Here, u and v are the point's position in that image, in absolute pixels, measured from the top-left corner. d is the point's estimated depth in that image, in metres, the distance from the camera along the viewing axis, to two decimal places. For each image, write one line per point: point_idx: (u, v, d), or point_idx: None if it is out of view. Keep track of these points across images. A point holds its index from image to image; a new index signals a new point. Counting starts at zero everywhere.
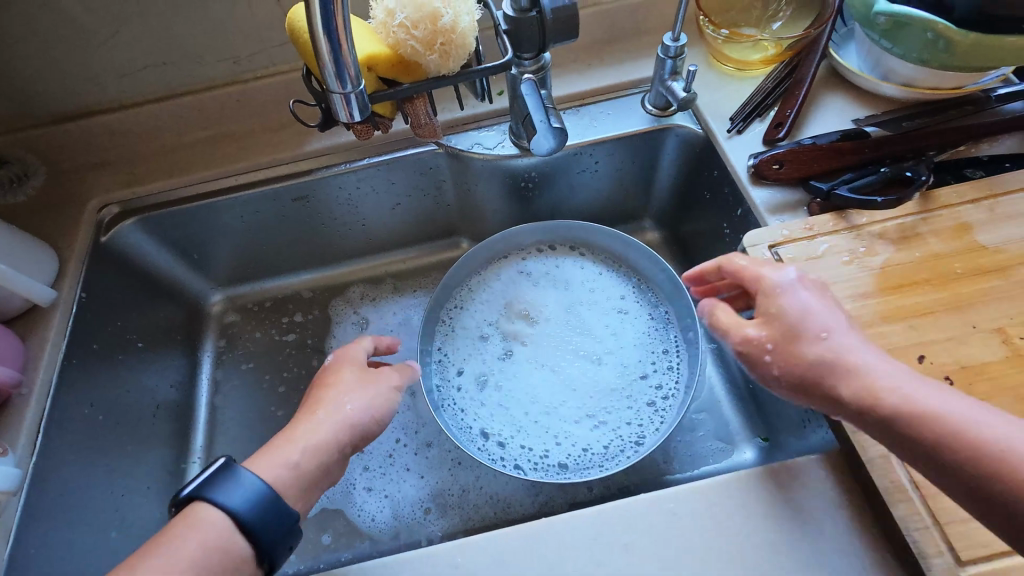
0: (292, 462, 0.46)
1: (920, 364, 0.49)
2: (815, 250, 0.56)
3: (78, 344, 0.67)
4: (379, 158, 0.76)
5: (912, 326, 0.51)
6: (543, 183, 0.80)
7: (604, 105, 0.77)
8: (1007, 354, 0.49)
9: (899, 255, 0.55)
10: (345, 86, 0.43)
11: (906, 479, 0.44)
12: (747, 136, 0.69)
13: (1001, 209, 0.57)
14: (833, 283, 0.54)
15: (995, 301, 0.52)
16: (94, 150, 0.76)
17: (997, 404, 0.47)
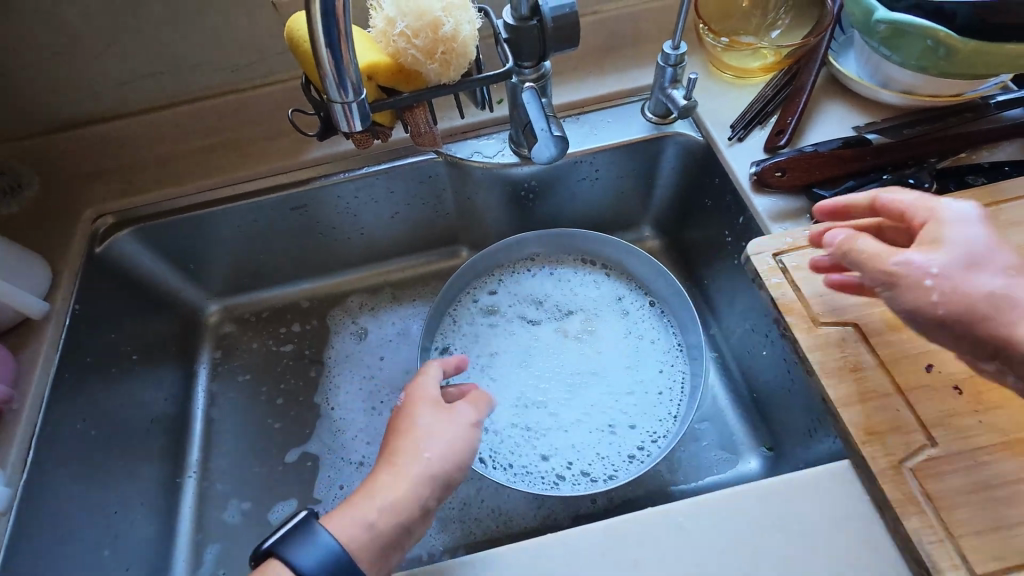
0: (367, 522, 0.45)
1: (929, 372, 0.49)
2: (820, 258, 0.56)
3: (71, 357, 0.66)
4: (378, 166, 0.75)
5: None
6: (543, 191, 0.80)
7: (605, 114, 0.77)
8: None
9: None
10: (346, 95, 0.43)
11: (917, 490, 0.44)
12: (749, 143, 0.68)
13: (1005, 216, 0.56)
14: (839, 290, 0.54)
15: None
16: (86, 159, 0.75)
17: (1008, 413, 0.46)
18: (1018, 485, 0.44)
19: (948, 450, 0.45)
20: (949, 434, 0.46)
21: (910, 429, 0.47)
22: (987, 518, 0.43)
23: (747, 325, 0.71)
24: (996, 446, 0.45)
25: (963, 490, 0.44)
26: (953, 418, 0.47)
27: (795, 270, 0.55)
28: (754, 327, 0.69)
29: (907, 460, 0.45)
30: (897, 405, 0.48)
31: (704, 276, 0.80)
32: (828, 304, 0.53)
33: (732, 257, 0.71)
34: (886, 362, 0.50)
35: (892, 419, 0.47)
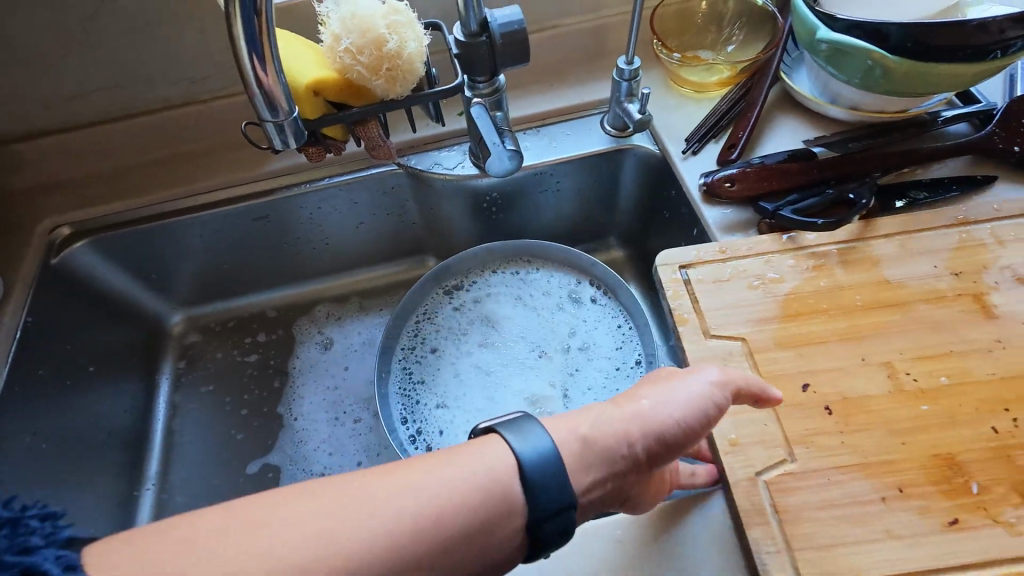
0: (580, 435, 0.41)
1: (803, 392, 0.51)
2: (722, 271, 0.58)
3: (21, 371, 0.66)
4: (338, 178, 0.76)
5: (800, 354, 0.53)
6: (505, 204, 0.81)
7: (566, 126, 0.78)
8: (891, 389, 0.50)
9: (805, 284, 0.56)
10: (276, 115, 0.45)
11: (767, 500, 0.46)
12: (702, 157, 0.70)
13: (914, 246, 0.58)
14: (737, 306, 0.55)
15: (892, 333, 0.53)
16: (44, 170, 0.74)
17: (870, 437, 0.48)
18: (867, 506, 0.45)
19: (806, 467, 0.47)
20: (808, 450, 0.48)
21: (775, 443, 0.48)
22: (828, 534, 0.44)
23: None
24: (854, 467, 0.47)
25: (811, 504, 0.45)
26: (816, 436, 0.49)
27: (697, 283, 0.57)
28: None
29: (765, 471, 0.47)
30: (768, 419, 0.50)
31: None
32: (722, 318, 0.55)
33: None
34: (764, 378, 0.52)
35: (759, 433, 0.49)
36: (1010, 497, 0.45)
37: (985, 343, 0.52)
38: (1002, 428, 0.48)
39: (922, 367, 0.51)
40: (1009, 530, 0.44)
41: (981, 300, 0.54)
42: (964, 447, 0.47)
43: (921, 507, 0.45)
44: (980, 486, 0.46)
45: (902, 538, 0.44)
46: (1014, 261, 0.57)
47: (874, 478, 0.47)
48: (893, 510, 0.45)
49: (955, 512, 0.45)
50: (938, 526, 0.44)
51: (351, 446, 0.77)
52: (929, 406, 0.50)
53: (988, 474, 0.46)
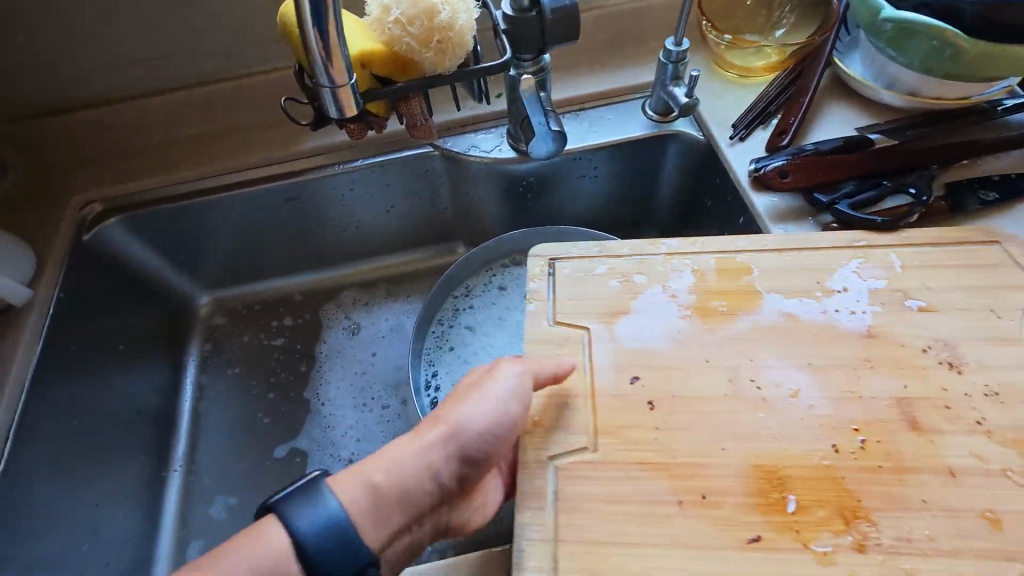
0: (371, 483, 0.40)
1: (628, 384, 0.47)
2: (591, 262, 0.55)
3: (55, 347, 0.65)
4: (372, 159, 0.74)
5: (638, 345, 0.49)
6: (541, 189, 0.79)
7: (605, 110, 0.76)
8: (726, 391, 0.46)
9: (674, 285, 0.52)
10: (333, 81, 0.43)
11: (551, 486, 0.44)
12: (749, 144, 0.67)
13: (797, 259, 0.53)
14: (597, 297, 0.52)
15: (737, 337, 0.49)
16: (78, 145, 0.73)
17: (690, 436, 0.44)
18: (655, 506, 0.42)
19: (604, 458, 0.44)
20: (613, 442, 0.45)
21: (578, 432, 0.46)
22: (603, 530, 0.41)
23: None
24: (652, 467, 0.43)
25: (596, 496, 0.42)
26: (625, 428, 0.45)
27: (563, 271, 0.54)
28: None
29: (557, 457, 0.45)
30: (582, 406, 0.47)
31: None
32: (576, 305, 0.52)
33: None
34: (592, 369, 0.49)
35: (565, 420, 0.46)
36: (832, 521, 0.40)
37: (857, 360, 0.47)
38: (852, 450, 0.43)
39: (784, 377, 0.47)
40: (819, 558, 0.39)
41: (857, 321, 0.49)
42: (794, 461, 0.43)
43: (728, 520, 0.41)
44: (799, 505, 0.41)
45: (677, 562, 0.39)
46: (920, 288, 0.50)
47: (674, 480, 0.43)
48: (687, 517, 0.41)
49: (755, 528, 0.40)
50: (739, 543, 0.40)
51: (379, 433, 0.76)
52: (767, 416, 0.45)
53: (812, 494, 0.41)
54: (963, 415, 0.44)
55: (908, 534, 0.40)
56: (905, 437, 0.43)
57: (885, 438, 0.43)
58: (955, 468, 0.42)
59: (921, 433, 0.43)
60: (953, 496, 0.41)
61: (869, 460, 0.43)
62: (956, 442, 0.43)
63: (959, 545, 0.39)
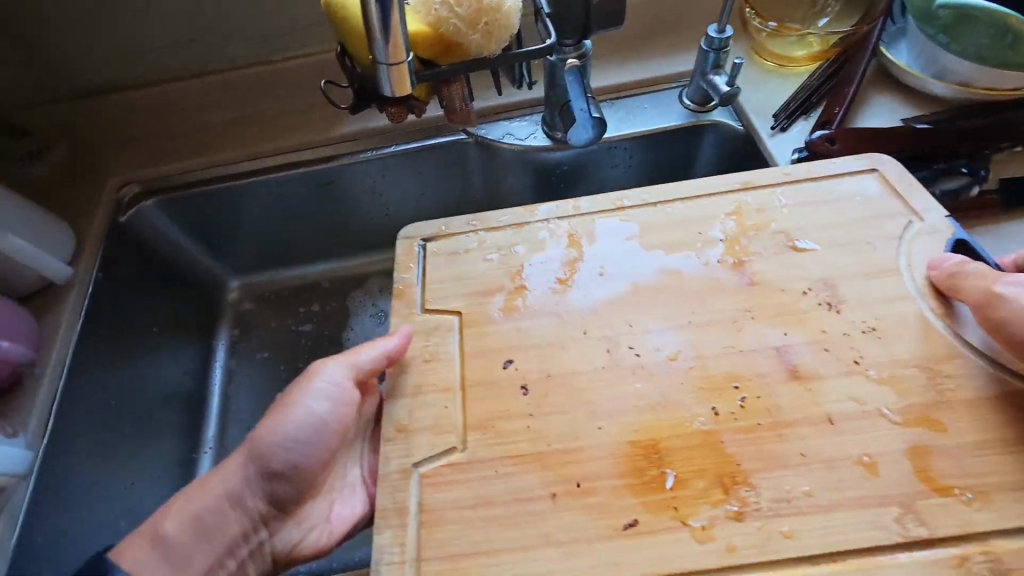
0: (154, 535, 0.50)
1: (501, 368, 0.48)
2: (460, 244, 0.56)
3: (93, 327, 0.65)
4: (405, 146, 0.73)
5: (515, 329, 0.50)
6: (574, 179, 0.78)
7: (642, 99, 0.75)
8: (603, 363, 0.48)
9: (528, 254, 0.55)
10: (393, 55, 0.42)
11: (412, 500, 0.43)
12: (791, 134, 0.66)
13: (671, 211, 0.56)
14: (463, 279, 0.54)
15: (607, 306, 0.51)
16: (116, 128, 0.73)
17: (567, 418, 0.45)
18: (522, 505, 0.42)
19: (470, 457, 0.44)
20: (483, 438, 0.45)
21: (435, 429, 0.46)
22: (471, 538, 0.41)
23: None
24: (505, 448, 0.45)
25: (460, 504, 0.42)
26: (499, 420, 0.46)
27: (432, 257, 0.56)
28: None
29: (421, 463, 0.45)
30: (444, 400, 0.48)
31: None
32: (441, 290, 0.54)
33: None
34: (469, 352, 0.50)
35: (432, 416, 0.47)
36: (711, 493, 0.41)
37: (732, 313, 0.49)
38: (722, 411, 0.45)
39: (655, 340, 0.49)
40: (693, 534, 0.40)
41: (739, 263, 0.52)
42: (668, 435, 0.44)
43: (598, 508, 0.42)
44: (676, 480, 0.42)
45: (562, 544, 0.40)
46: (784, 224, 0.54)
47: (544, 470, 0.43)
48: (559, 510, 0.42)
49: (631, 513, 0.41)
50: (612, 530, 0.41)
51: None
52: (643, 385, 0.47)
53: (690, 466, 0.43)
54: (845, 359, 0.46)
55: (784, 494, 0.41)
56: (783, 387, 0.45)
57: (762, 394, 0.45)
58: (831, 415, 0.44)
59: (798, 382, 0.45)
60: (833, 446, 0.43)
61: (747, 420, 0.44)
62: (836, 389, 0.45)
63: (833, 500, 0.41)
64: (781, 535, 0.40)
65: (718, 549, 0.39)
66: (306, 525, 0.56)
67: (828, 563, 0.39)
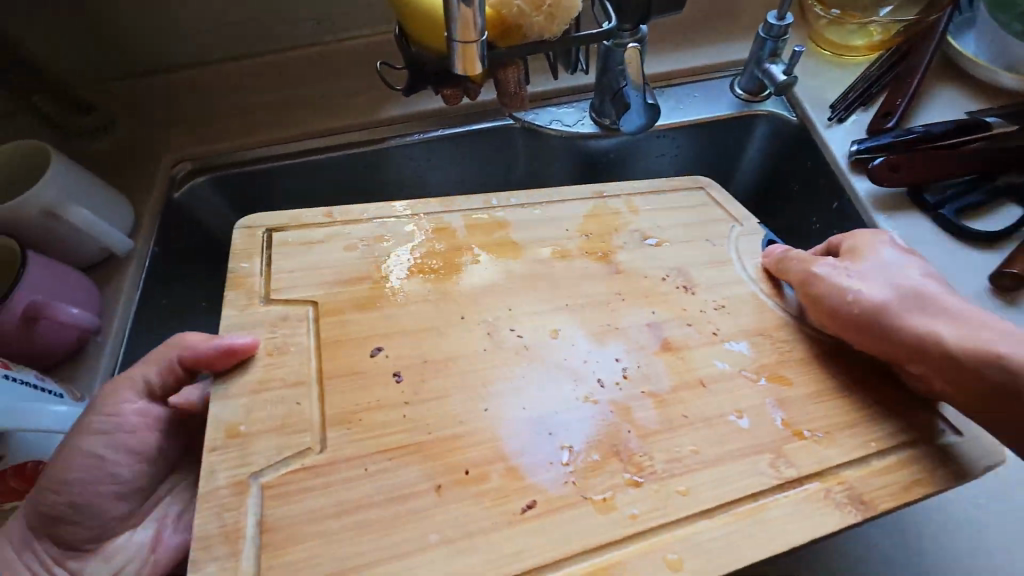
0: None
1: (370, 357, 0.45)
2: (313, 237, 0.52)
3: (149, 300, 0.66)
4: (453, 129, 0.73)
5: (382, 316, 0.47)
6: (616, 167, 0.77)
7: (691, 87, 0.74)
8: (487, 345, 0.46)
9: (415, 245, 0.52)
10: (469, 34, 0.44)
11: (252, 518, 0.38)
12: (849, 125, 0.67)
13: (550, 210, 0.56)
14: (319, 268, 0.50)
15: (475, 298, 0.49)
16: (170, 105, 0.73)
17: (444, 402, 0.43)
18: (395, 505, 0.39)
19: (332, 455, 0.40)
20: (348, 433, 0.41)
21: (278, 428, 0.41)
22: (337, 553, 0.37)
23: None
24: (373, 440, 0.41)
25: (321, 512, 0.38)
26: (366, 412, 0.42)
27: (278, 247, 0.51)
28: None
29: (262, 472, 0.40)
30: (302, 397, 0.43)
31: None
32: (290, 280, 0.49)
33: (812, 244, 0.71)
34: (321, 346, 0.45)
35: (274, 418, 0.42)
36: (606, 464, 0.41)
37: (607, 296, 0.50)
38: (604, 382, 0.45)
39: (533, 322, 0.48)
40: (600, 510, 0.39)
41: (607, 255, 0.54)
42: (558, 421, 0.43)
43: (493, 493, 0.39)
44: (572, 454, 0.41)
45: (449, 540, 0.38)
46: (643, 224, 0.56)
47: (427, 462, 0.40)
48: (446, 502, 0.39)
49: (529, 493, 0.40)
50: (508, 517, 0.39)
51: None
52: (526, 367, 0.45)
53: (586, 431, 0.43)
54: (705, 330, 0.49)
55: (675, 455, 0.42)
56: (659, 358, 0.47)
57: (647, 361, 0.47)
58: (704, 377, 0.46)
59: (671, 351, 0.47)
60: (704, 405, 0.45)
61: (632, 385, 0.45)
62: (701, 356, 0.47)
63: (719, 453, 0.42)
64: (680, 492, 0.41)
65: (619, 518, 0.39)
66: (118, 560, 0.50)
67: (717, 523, 0.40)
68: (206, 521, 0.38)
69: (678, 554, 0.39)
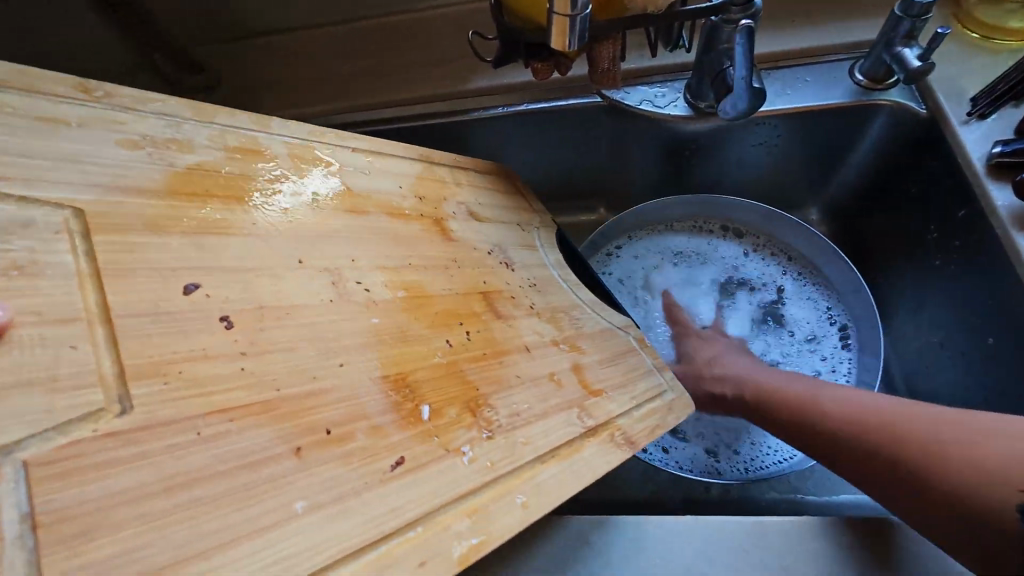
0: None
1: (183, 296, 0.29)
2: (59, 114, 0.31)
3: None
4: (537, 105, 0.70)
5: (195, 240, 0.31)
6: (705, 152, 0.74)
7: (802, 71, 0.67)
8: (329, 298, 0.34)
9: (226, 163, 0.36)
10: (573, 7, 0.42)
11: (12, 514, 0.20)
12: (990, 123, 0.59)
13: (379, 162, 0.46)
14: (80, 159, 0.30)
15: (329, 239, 0.37)
16: (267, 69, 0.76)
17: (292, 355, 0.31)
18: (242, 475, 0.26)
19: (144, 421, 0.25)
20: (160, 390, 0.26)
21: (44, 383, 0.23)
22: (168, 539, 0.23)
23: (933, 339, 0.65)
24: (202, 400, 0.27)
25: (151, 489, 0.23)
26: (187, 363, 0.27)
27: None
28: (943, 342, 0.63)
29: (19, 446, 0.21)
30: (80, 338, 0.25)
31: (880, 276, 0.72)
32: (32, 169, 0.28)
33: (937, 255, 0.63)
34: (103, 273, 0.27)
35: (12, 364, 0.23)
36: (462, 418, 0.34)
37: (443, 260, 0.44)
38: (454, 343, 0.38)
39: (379, 275, 0.38)
40: (460, 461, 0.33)
41: (442, 224, 0.47)
42: (416, 363, 0.35)
43: (361, 452, 0.30)
44: (432, 410, 0.33)
45: (319, 506, 0.27)
46: (468, 198, 0.52)
47: (280, 422, 0.28)
48: (309, 468, 0.28)
49: (398, 449, 0.31)
50: (377, 476, 0.29)
51: None
52: (383, 319, 0.36)
53: (440, 391, 0.35)
54: (523, 304, 0.47)
55: (516, 410, 0.37)
56: (495, 323, 0.42)
57: (481, 330, 0.41)
58: (530, 344, 0.43)
59: (500, 319, 0.43)
60: (528, 366, 0.41)
61: (474, 349, 0.39)
62: (524, 325, 0.44)
63: (547, 408, 0.39)
64: (523, 444, 0.36)
65: (474, 468, 0.33)
66: None
67: (550, 465, 0.36)
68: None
69: (527, 496, 0.34)
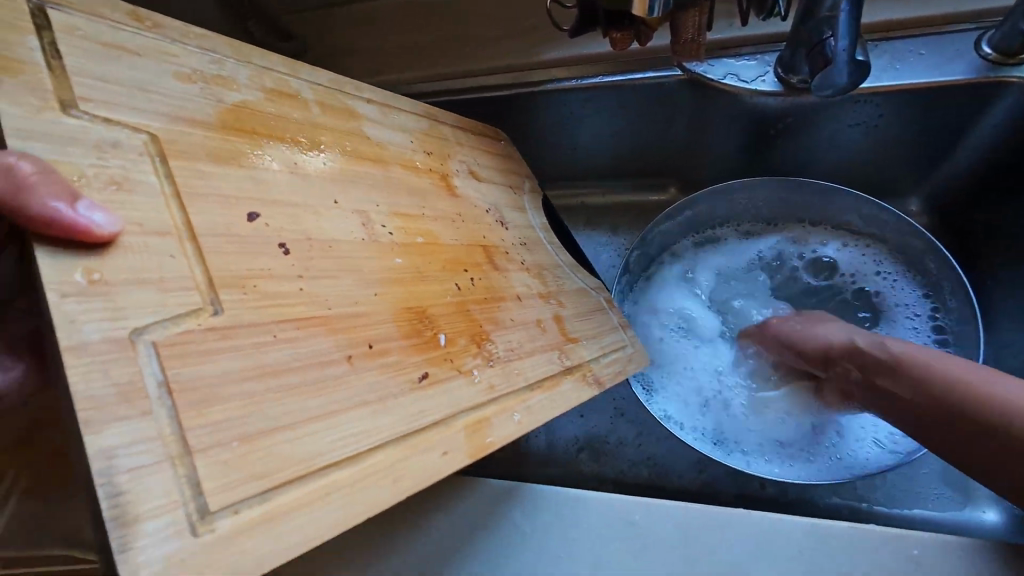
0: None
1: (246, 222, 0.31)
2: (119, 41, 0.32)
3: None
4: (612, 78, 0.67)
5: (252, 173, 0.33)
6: (794, 130, 0.68)
7: (916, 44, 0.60)
8: (361, 237, 0.37)
9: (264, 102, 0.38)
10: None
11: (151, 380, 0.24)
12: None
13: (390, 115, 0.47)
14: (149, 90, 0.32)
15: (352, 182, 0.39)
16: (348, 37, 0.78)
17: (337, 283, 0.33)
18: (313, 370, 0.30)
19: (232, 320, 0.28)
20: (241, 297, 0.29)
21: (154, 282, 0.26)
22: (263, 411, 0.27)
23: None
24: (273, 308, 0.30)
25: (251, 374, 0.27)
26: (261, 279, 0.30)
27: (61, 33, 0.29)
28: None
29: (147, 329, 0.25)
30: (174, 250, 0.28)
31: (989, 275, 0.65)
32: (106, 94, 0.30)
33: None
34: (183, 193, 0.29)
35: (133, 267, 0.26)
36: (468, 347, 0.38)
37: (450, 214, 0.45)
38: (461, 286, 0.41)
39: (395, 221, 0.40)
40: (469, 380, 0.36)
41: (447, 180, 0.48)
42: (434, 299, 0.38)
43: (395, 364, 0.33)
44: (447, 338, 0.37)
45: (367, 403, 0.31)
46: (468, 157, 0.53)
47: (337, 334, 0.32)
48: (357, 372, 0.31)
49: (423, 365, 0.34)
50: (406, 385, 0.33)
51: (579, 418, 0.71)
52: (404, 260, 0.38)
53: (453, 325, 0.38)
54: (516, 260, 0.49)
55: (511, 344, 0.41)
56: (492, 272, 0.45)
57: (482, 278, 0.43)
58: (520, 293, 0.45)
59: (496, 270, 0.45)
60: (519, 311, 0.44)
61: (475, 292, 0.42)
62: (515, 278, 0.47)
63: (534, 348, 0.42)
64: (517, 372, 0.40)
65: (479, 388, 0.37)
66: None
67: (538, 391, 0.40)
68: (89, 380, 0.23)
69: (522, 415, 0.38)
